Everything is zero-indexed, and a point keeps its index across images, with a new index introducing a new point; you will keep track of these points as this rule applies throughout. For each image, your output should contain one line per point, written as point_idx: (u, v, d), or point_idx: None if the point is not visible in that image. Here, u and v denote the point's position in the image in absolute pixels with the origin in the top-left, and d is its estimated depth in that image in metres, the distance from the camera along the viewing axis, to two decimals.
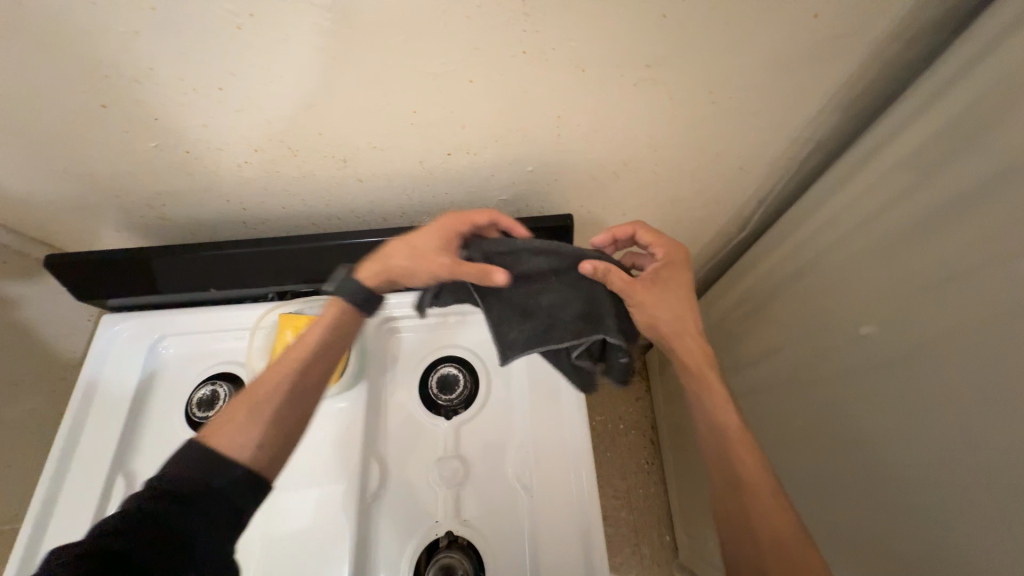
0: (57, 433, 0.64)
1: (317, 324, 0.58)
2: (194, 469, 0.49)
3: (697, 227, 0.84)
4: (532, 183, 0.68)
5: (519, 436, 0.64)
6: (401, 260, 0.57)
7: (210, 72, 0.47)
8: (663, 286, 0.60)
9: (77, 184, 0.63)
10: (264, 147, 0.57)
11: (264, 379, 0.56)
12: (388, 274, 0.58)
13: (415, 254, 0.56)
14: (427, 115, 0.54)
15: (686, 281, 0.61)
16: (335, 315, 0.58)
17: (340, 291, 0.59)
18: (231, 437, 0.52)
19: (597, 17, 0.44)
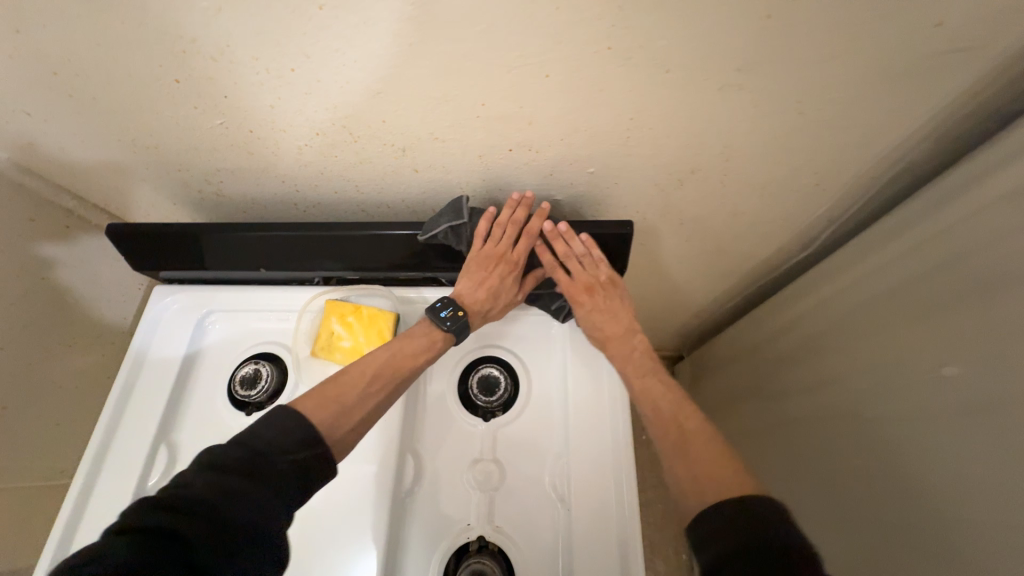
0: (107, 399, 0.65)
1: (426, 336, 0.63)
2: (239, 455, 0.46)
3: (756, 243, 0.80)
4: (590, 186, 0.66)
5: (558, 446, 0.62)
6: (499, 305, 0.67)
7: (284, 52, 0.46)
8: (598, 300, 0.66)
9: (142, 157, 0.63)
10: (327, 131, 0.57)
11: (377, 368, 0.58)
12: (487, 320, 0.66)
13: (506, 297, 0.67)
14: (496, 109, 0.52)
15: (614, 296, 0.67)
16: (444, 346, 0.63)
17: (450, 327, 0.62)
18: (334, 414, 0.53)
19: (693, 14, 0.41)
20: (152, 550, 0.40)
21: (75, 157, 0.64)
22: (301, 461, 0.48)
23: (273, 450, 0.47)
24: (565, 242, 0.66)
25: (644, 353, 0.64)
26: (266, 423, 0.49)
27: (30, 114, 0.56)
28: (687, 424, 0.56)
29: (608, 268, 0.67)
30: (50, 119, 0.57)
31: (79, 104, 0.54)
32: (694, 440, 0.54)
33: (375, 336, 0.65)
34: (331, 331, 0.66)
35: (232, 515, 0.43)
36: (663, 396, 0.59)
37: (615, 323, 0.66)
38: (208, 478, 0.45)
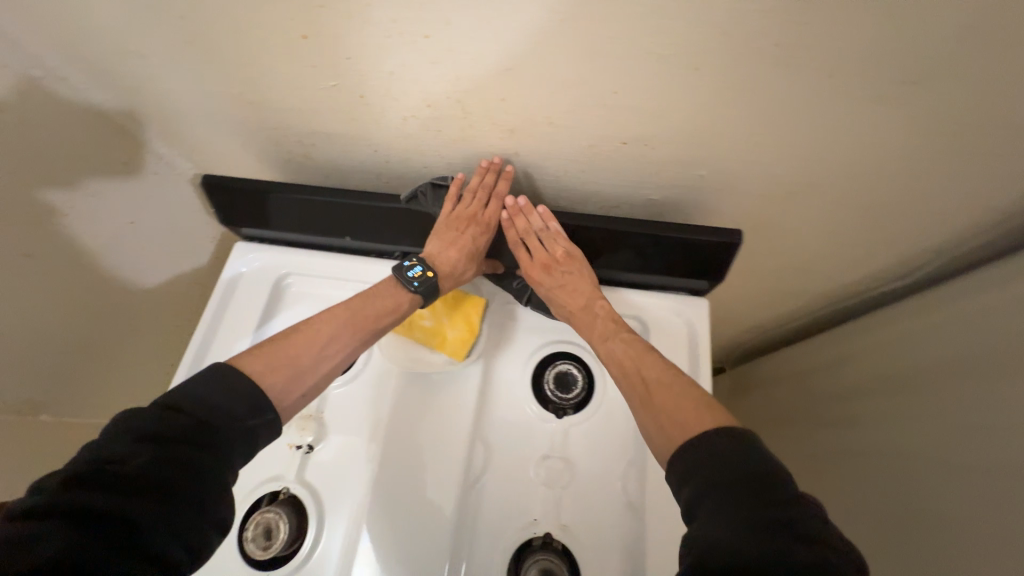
0: (188, 348, 0.66)
1: (392, 297, 0.62)
2: (179, 419, 0.45)
3: (844, 268, 0.76)
4: (691, 189, 0.63)
5: (632, 452, 0.61)
6: (471, 267, 0.67)
7: (425, 16, 0.44)
8: (558, 273, 0.66)
9: (242, 111, 0.62)
10: (439, 104, 0.55)
11: (337, 328, 0.58)
12: (459, 282, 0.66)
13: (477, 261, 0.68)
14: (626, 99, 0.49)
15: (576, 266, 0.66)
16: (409, 309, 0.63)
17: (419, 290, 0.63)
18: (288, 378, 0.53)
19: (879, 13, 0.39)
20: (79, 535, 0.37)
21: (177, 105, 0.63)
22: (250, 426, 0.48)
23: (217, 413, 0.46)
24: (524, 217, 0.68)
25: (606, 319, 0.62)
26: (217, 384, 0.48)
27: (146, 56, 0.55)
28: (654, 380, 0.55)
29: (565, 241, 0.66)
30: (164, 63, 0.56)
31: (198, 51, 0.53)
32: (659, 393, 0.53)
33: (459, 316, 0.65)
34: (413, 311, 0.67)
35: (173, 487, 0.42)
36: (627, 359, 0.58)
37: (577, 294, 0.64)
38: (143, 450, 0.42)
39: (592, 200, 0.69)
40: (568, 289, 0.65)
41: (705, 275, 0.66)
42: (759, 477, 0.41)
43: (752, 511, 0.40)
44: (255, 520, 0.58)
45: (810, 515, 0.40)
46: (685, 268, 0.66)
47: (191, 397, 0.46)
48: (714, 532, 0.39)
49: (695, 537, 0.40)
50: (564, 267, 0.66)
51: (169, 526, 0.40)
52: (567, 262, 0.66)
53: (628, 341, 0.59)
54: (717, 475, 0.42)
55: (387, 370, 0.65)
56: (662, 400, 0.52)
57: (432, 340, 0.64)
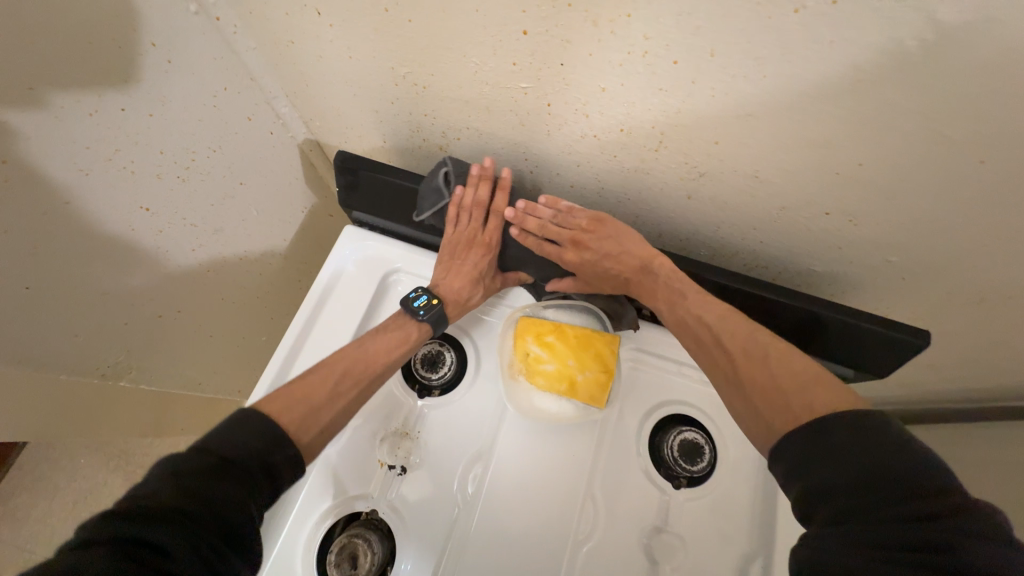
0: (281, 346, 0.60)
1: (402, 327, 0.59)
2: (216, 453, 0.41)
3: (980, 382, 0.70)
4: (866, 272, 0.57)
5: (749, 543, 0.55)
6: (479, 290, 0.62)
7: (690, 42, 0.37)
8: (596, 251, 0.59)
9: (398, 90, 0.56)
10: (635, 131, 0.48)
11: (348, 363, 0.54)
12: (468, 309, 0.62)
13: (484, 283, 0.63)
14: (866, 172, 0.44)
15: (614, 232, 0.58)
16: (420, 339, 0.59)
17: (427, 317, 0.58)
18: (302, 419, 0.49)
19: None
20: (120, 561, 0.32)
21: (325, 71, 0.57)
22: (273, 462, 0.43)
23: (253, 450, 0.42)
24: (532, 216, 0.60)
25: (672, 283, 0.56)
26: (244, 426, 0.44)
27: (321, 14, 0.48)
28: (739, 355, 0.49)
29: (582, 210, 0.58)
30: (337, 25, 0.49)
31: (387, 20, 0.46)
32: (750, 368, 0.48)
33: (585, 358, 0.56)
34: (527, 353, 0.57)
35: (217, 516, 0.37)
36: (699, 320, 0.53)
37: (626, 265, 0.58)
38: (179, 480, 0.38)
39: (742, 259, 0.63)
40: (616, 260, 0.58)
41: (865, 368, 0.59)
42: (908, 487, 0.34)
43: (897, 524, 0.33)
44: (339, 543, 0.53)
45: (985, 541, 0.31)
46: (838, 353, 0.59)
47: (225, 436, 0.42)
48: (829, 544, 0.34)
49: (809, 540, 0.36)
50: (598, 236, 0.58)
51: (208, 554, 0.35)
52: (598, 231, 0.58)
53: (693, 299, 0.55)
54: (844, 474, 0.36)
55: (491, 398, 0.60)
56: (753, 377, 0.47)
57: (559, 386, 0.55)
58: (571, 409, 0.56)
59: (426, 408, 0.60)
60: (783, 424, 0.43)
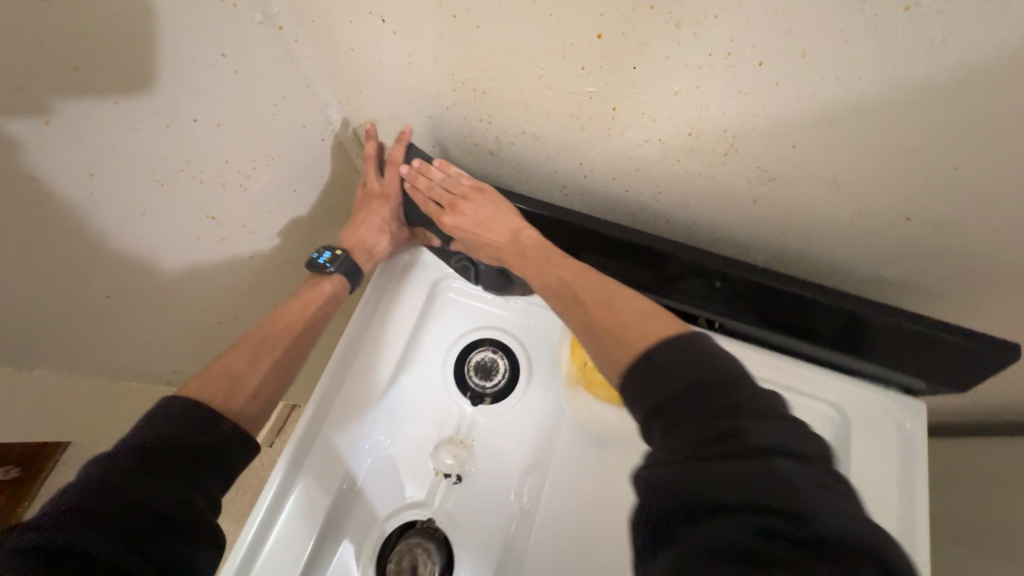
0: (333, 355, 0.57)
1: (314, 283, 0.65)
2: (135, 446, 0.41)
3: None
4: (944, 282, 0.54)
5: None
6: (383, 243, 0.69)
7: (780, 43, 0.36)
8: (467, 211, 0.62)
9: (455, 95, 0.55)
10: (704, 135, 0.47)
11: (266, 328, 0.59)
12: (375, 257, 0.69)
13: (390, 233, 0.70)
14: (959, 177, 0.41)
15: (488, 202, 0.62)
16: (333, 292, 0.65)
17: (336, 267, 0.65)
18: (228, 386, 0.52)
19: None
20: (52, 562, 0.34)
21: (383, 78, 0.56)
22: (207, 443, 0.45)
23: (174, 441, 0.43)
24: (423, 176, 0.65)
25: (534, 245, 0.58)
26: (164, 416, 0.44)
27: (385, 21, 0.48)
28: (591, 303, 0.49)
29: (468, 178, 0.63)
30: (401, 32, 0.49)
31: (453, 26, 0.45)
32: (598, 313, 0.48)
33: None
34: (584, 361, 0.57)
35: (146, 507, 0.39)
36: (558, 281, 0.53)
37: (494, 228, 0.61)
38: (96, 481, 0.39)
39: (806, 269, 0.60)
40: (483, 223, 0.61)
41: (945, 382, 0.55)
42: (716, 381, 0.36)
43: (707, 421, 0.35)
44: (401, 549, 0.53)
45: (767, 420, 0.34)
46: (919, 367, 0.55)
47: (146, 432, 0.43)
48: (675, 481, 0.33)
49: (653, 480, 0.34)
50: (472, 202, 0.62)
51: (142, 543, 0.37)
52: (475, 196, 0.62)
53: (556, 262, 0.55)
54: (673, 388, 0.36)
55: (544, 407, 0.60)
56: (602, 321, 0.47)
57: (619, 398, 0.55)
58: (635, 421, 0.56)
59: (478, 415, 0.59)
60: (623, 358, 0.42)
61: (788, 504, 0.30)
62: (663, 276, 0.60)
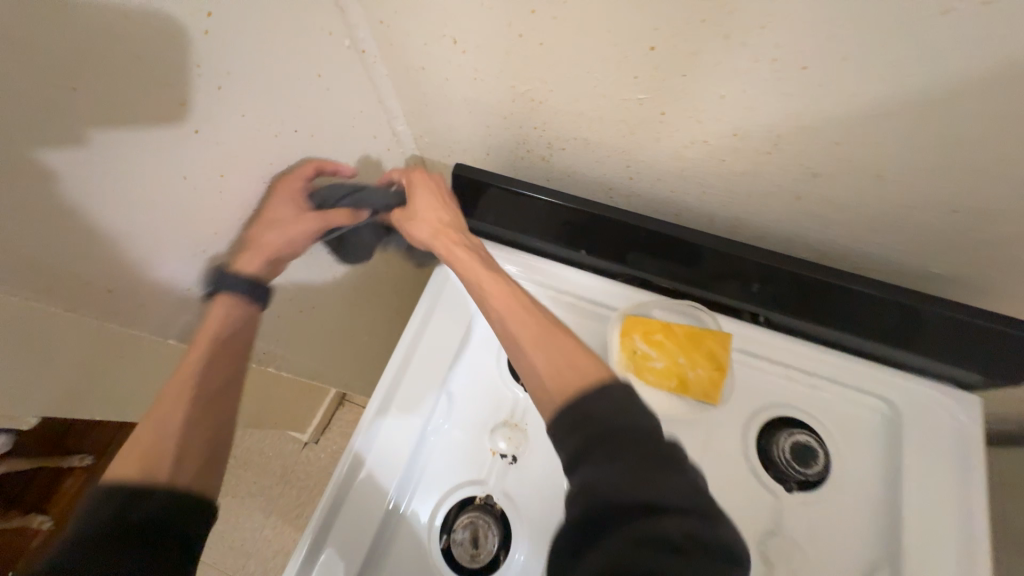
0: (398, 345, 0.65)
1: (211, 319, 0.56)
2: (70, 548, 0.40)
3: None
4: (997, 275, 0.54)
5: (874, 554, 0.53)
6: (271, 238, 0.59)
7: (824, 47, 0.40)
8: (413, 202, 0.66)
9: (512, 105, 0.61)
10: (750, 135, 0.50)
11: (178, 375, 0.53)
12: (261, 257, 0.59)
13: (282, 227, 0.59)
14: (1005, 167, 0.43)
15: (430, 197, 0.66)
16: (216, 318, 0.56)
17: (220, 286, 0.56)
18: (135, 468, 0.47)
19: None
20: None
21: (447, 92, 0.63)
22: (145, 513, 0.44)
23: (105, 524, 0.42)
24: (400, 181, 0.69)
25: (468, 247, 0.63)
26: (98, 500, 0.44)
27: (457, 42, 0.55)
28: (498, 304, 0.56)
29: (415, 172, 0.68)
30: (469, 51, 0.55)
31: (517, 43, 0.51)
32: (510, 317, 0.54)
33: (699, 356, 0.56)
34: (634, 350, 0.58)
35: None
36: (477, 281, 0.59)
37: (434, 219, 0.65)
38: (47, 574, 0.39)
39: (852, 265, 0.61)
40: (425, 213, 0.65)
41: (994, 374, 0.56)
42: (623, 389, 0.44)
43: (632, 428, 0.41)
44: (463, 523, 0.58)
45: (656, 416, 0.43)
46: (965, 358, 0.56)
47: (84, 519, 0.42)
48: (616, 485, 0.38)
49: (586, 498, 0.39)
50: (416, 195, 0.66)
51: None
52: (424, 190, 0.67)
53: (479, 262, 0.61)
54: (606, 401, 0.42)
55: None
56: (511, 320, 0.53)
57: (669, 382, 0.56)
58: (685, 408, 0.57)
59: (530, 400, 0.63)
60: (539, 365, 0.49)
61: (631, 462, 0.39)
62: (705, 272, 0.64)
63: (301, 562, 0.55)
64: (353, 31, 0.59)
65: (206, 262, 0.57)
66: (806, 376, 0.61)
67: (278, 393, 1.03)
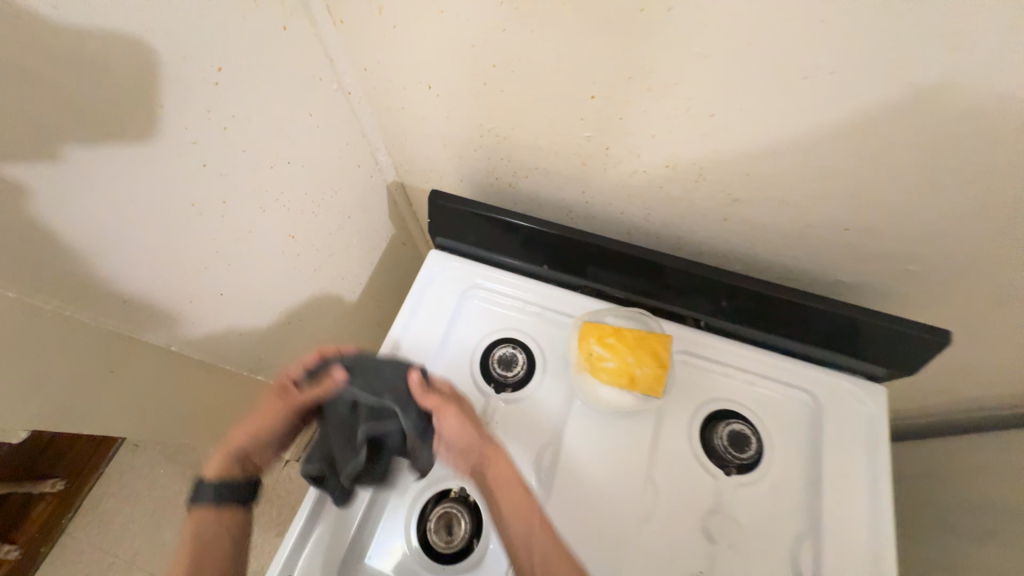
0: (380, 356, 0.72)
1: (198, 525, 0.55)
2: None
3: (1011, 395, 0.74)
4: (890, 281, 0.64)
5: (799, 527, 0.61)
6: (245, 444, 0.59)
7: (721, 100, 0.49)
8: (455, 423, 0.59)
9: (480, 140, 0.69)
10: (678, 167, 0.60)
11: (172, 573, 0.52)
12: (233, 461, 0.58)
13: (257, 433, 0.59)
14: (874, 193, 0.54)
15: (473, 419, 0.61)
16: (196, 535, 0.54)
17: (197, 498, 0.56)
18: None
19: None
20: None
21: (424, 128, 0.72)
22: None
23: None
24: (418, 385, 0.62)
25: (500, 468, 0.57)
26: None
27: (430, 88, 0.64)
28: (538, 549, 0.52)
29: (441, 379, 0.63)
30: (440, 95, 0.64)
31: (481, 90, 0.60)
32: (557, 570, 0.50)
33: (645, 356, 0.64)
34: (590, 352, 0.65)
35: None
36: (514, 520, 0.54)
37: (466, 437, 0.59)
38: None
39: (777, 275, 0.71)
40: (461, 434, 0.59)
41: (892, 365, 0.66)
42: None
43: None
44: (439, 513, 0.63)
45: None
46: (867, 352, 0.66)
47: None
48: None
49: None
50: (454, 411, 0.60)
51: None
52: (455, 404, 0.61)
53: (511, 493, 0.56)
54: None
55: (558, 396, 0.69)
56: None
57: (621, 380, 0.63)
58: (634, 402, 0.65)
59: (501, 403, 0.69)
60: None
61: None
62: (651, 283, 0.73)
63: (287, 554, 0.60)
64: (340, 76, 0.68)
65: (202, 277, 0.64)
66: (741, 373, 0.70)
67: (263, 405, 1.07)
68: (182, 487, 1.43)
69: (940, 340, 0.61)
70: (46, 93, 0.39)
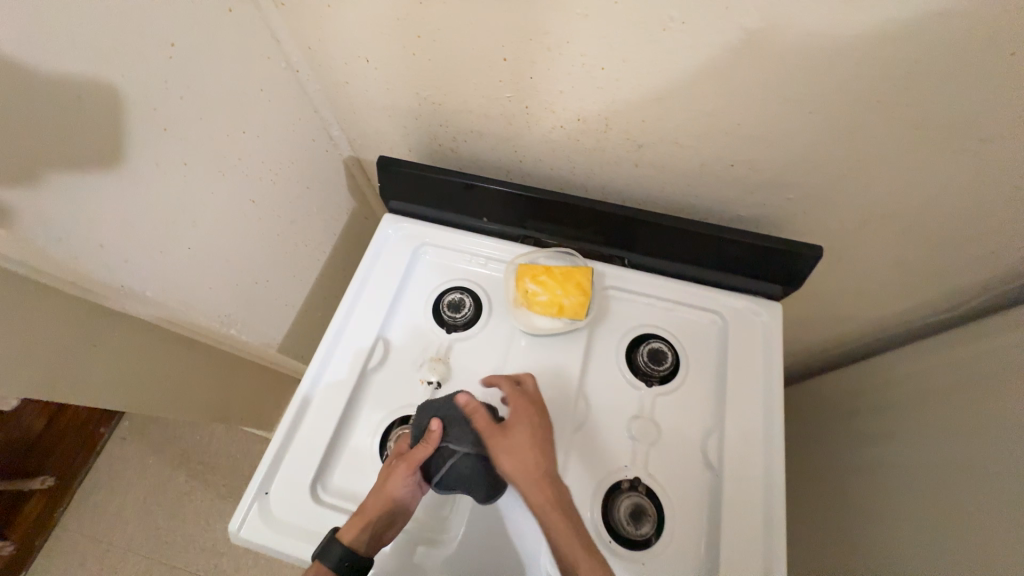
0: (340, 307, 0.79)
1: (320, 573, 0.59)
2: None
3: (893, 307, 0.86)
4: (777, 210, 0.75)
5: (708, 422, 0.71)
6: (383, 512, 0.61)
7: (607, 54, 0.59)
8: (507, 443, 0.64)
9: (420, 107, 0.78)
10: (588, 119, 0.69)
11: None
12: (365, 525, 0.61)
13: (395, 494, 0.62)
14: (743, 129, 0.64)
15: (524, 432, 0.65)
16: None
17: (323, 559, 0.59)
18: None
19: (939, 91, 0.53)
20: None
21: (369, 100, 0.80)
22: None
23: None
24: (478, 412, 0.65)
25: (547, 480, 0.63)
26: None
27: (369, 61, 0.72)
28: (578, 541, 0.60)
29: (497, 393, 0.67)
30: (378, 67, 0.72)
31: (412, 59, 0.69)
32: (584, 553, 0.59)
33: (572, 288, 0.74)
34: (526, 290, 0.75)
35: None
36: (554, 519, 0.61)
37: (521, 456, 0.63)
38: None
39: (687, 214, 0.81)
40: (515, 452, 0.63)
41: (783, 282, 0.76)
42: None
43: None
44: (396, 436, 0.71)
45: None
46: (761, 272, 0.77)
47: None
48: None
49: None
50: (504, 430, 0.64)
51: None
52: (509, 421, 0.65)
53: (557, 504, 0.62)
54: None
55: (501, 332, 0.78)
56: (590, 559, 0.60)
57: (552, 310, 0.73)
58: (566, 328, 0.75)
59: (453, 341, 0.78)
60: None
61: None
62: (580, 228, 0.82)
63: (263, 477, 0.69)
64: (287, 55, 0.75)
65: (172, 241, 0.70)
66: (660, 300, 0.80)
67: (242, 377, 1.13)
68: (169, 474, 1.48)
69: (815, 255, 0.72)
70: (26, 64, 0.46)
